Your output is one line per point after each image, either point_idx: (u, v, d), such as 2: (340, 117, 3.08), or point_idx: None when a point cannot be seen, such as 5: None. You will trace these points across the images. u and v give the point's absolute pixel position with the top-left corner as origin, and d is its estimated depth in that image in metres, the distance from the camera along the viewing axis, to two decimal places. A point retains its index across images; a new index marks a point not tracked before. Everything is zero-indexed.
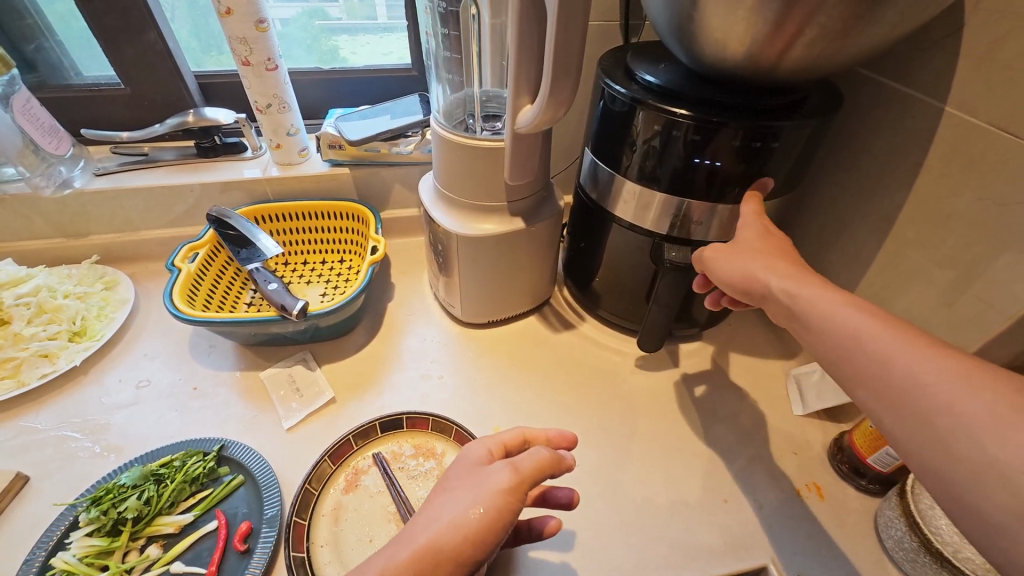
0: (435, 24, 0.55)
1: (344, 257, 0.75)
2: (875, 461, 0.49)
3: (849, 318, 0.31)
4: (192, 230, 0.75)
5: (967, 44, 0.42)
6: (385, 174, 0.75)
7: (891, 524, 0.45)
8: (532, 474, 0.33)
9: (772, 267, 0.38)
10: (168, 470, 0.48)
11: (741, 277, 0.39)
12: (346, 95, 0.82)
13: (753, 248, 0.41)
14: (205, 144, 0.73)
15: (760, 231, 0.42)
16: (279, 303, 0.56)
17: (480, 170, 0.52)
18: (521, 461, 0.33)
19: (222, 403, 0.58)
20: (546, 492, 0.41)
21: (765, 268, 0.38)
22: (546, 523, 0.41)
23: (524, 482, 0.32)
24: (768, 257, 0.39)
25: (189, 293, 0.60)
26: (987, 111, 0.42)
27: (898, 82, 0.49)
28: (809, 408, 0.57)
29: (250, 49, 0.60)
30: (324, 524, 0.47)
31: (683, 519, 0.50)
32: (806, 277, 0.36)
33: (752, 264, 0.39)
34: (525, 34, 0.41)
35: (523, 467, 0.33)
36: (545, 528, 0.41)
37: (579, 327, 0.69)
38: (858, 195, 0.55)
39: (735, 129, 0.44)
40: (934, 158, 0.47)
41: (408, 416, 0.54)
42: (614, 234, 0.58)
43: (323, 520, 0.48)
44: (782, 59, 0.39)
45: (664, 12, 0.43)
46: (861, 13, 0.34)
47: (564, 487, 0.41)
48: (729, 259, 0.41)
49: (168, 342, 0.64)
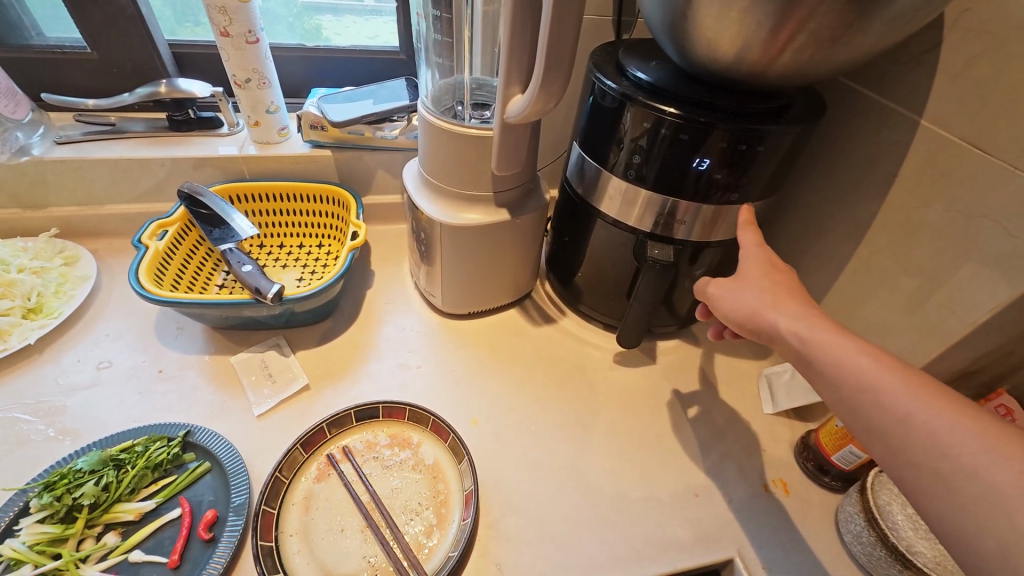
0: (427, 5, 0.53)
1: (323, 242, 0.73)
2: (839, 458, 0.51)
3: (845, 350, 0.32)
4: (161, 207, 0.72)
5: (945, 60, 0.44)
6: (367, 159, 0.73)
7: (851, 519, 0.47)
8: None
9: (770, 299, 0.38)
10: (129, 455, 0.46)
11: (744, 313, 0.39)
12: (329, 75, 0.79)
13: (755, 278, 0.40)
14: (178, 117, 0.70)
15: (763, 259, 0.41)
16: (254, 286, 0.54)
17: (468, 158, 0.51)
18: None
19: (189, 388, 0.56)
20: None
21: (766, 302, 0.38)
22: None
23: None
24: (773, 291, 0.38)
25: (156, 272, 0.57)
26: (960, 126, 0.44)
27: (878, 94, 0.50)
28: (779, 407, 0.59)
29: (229, 20, 0.57)
30: (294, 513, 0.46)
31: (655, 513, 0.51)
32: (813, 317, 0.35)
33: (758, 300, 0.38)
34: (520, 23, 0.40)
35: None
36: None
37: (559, 322, 0.69)
38: (835, 203, 0.57)
39: (721, 130, 0.45)
40: (908, 169, 0.48)
41: (384, 406, 0.54)
42: (598, 229, 0.58)
43: (294, 509, 0.47)
44: (770, 63, 0.40)
45: (658, 10, 0.43)
46: (850, 22, 0.34)
47: None
48: (733, 293, 0.40)
49: (132, 323, 0.61)
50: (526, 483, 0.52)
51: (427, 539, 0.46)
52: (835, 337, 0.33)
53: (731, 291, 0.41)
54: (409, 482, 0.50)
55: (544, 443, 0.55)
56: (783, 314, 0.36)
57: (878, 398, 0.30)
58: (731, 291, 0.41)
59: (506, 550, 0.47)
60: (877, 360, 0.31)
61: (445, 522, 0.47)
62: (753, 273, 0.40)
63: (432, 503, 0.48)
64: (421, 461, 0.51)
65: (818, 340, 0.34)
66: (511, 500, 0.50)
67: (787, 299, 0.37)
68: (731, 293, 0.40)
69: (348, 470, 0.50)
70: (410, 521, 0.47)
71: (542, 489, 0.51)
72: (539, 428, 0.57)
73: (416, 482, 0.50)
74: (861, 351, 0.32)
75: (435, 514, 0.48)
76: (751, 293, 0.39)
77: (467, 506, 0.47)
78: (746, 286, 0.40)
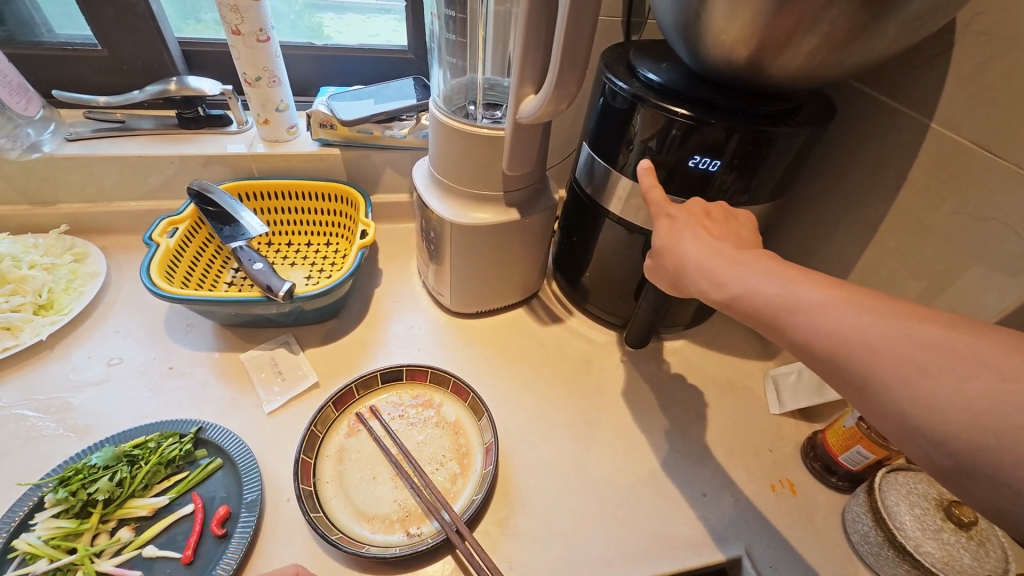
0: (439, 5, 0.54)
1: (330, 240, 0.73)
2: (846, 459, 0.51)
3: (793, 285, 0.31)
4: (170, 204, 0.72)
5: (955, 64, 0.44)
6: (376, 158, 0.73)
7: (858, 519, 0.47)
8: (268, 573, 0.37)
9: (714, 249, 0.36)
10: (142, 451, 0.46)
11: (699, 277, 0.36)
12: (336, 74, 0.79)
13: (704, 238, 0.38)
14: (187, 115, 0.70)
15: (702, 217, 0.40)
16: (265, 283, 0.55)
17: (479, 158, 0.51)
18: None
19: (200, 384, 0.56)
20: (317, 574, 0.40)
21: (718, 260, 0.35)
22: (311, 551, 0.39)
23: None
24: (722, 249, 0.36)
25: (167, 269, 0.58)
26: (971, 130, 0.44)
27: (887, 97, 0.50)
28: (785, 407, 0.60)
29: (241, 18, 0.58)
30: (329, 463, 0.50)
31: (663, 511, 0.51)
32: (763, 267, 0.33)
33: (709, 260, 0.36)
34: (535, 25, 0.41)
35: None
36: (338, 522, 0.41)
37: (566, 321, 0.70)
38: (842, 205, 0.57)
39: (732, 131, 0.45)
40: (918, 172, 0.48)
41: (408, 368, 0.57)
42: (607, 229, 0.59)
43: (328, 460, 0.50)
44: (783, 66, 0.40)
45: (671, 12, 0.43)
46: (864, 26, 0.35)
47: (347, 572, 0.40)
48: (685, 255, 0.38)
49: (142, 320, 0.62)
50: (535, 481, 0.52)
51: (452, 485, 0.50)
52: (779, 273, 0.32)
53: (678, 247, 0.38)
54: (433, 436, 0.53)
55: (552, 441, 0.56)
56: (726, 264, 0.35)
57: (832, 325, 0.28)
58: (677, 246, 0.38)
59: (515, 546, 0.47)
60: (829, 296, 0.29)
61: (468, 471, 0.51)
62: (699, 226, 0.39)
63: (455, 456, 0.52)
64: (443, 419, 0.55)
65: (759, 283, 0.32)
66: (520, 498, 0.51)
67: (729, 247, 0.36)
68: (677, 249, 0.38)
69: (376, 427, 0.53)
70: (436, 471, 0.51)
71: (551, 487, 0.52)
72: (546, 427, 0.57)
73: (439, 437, 0.53)
74: (809, 282, 0.31)
75: (459, 465, 0.51)
76: (694, 244, 0.38)
77: (487, 456, 0.51)
78: (691, 240, 0.38)
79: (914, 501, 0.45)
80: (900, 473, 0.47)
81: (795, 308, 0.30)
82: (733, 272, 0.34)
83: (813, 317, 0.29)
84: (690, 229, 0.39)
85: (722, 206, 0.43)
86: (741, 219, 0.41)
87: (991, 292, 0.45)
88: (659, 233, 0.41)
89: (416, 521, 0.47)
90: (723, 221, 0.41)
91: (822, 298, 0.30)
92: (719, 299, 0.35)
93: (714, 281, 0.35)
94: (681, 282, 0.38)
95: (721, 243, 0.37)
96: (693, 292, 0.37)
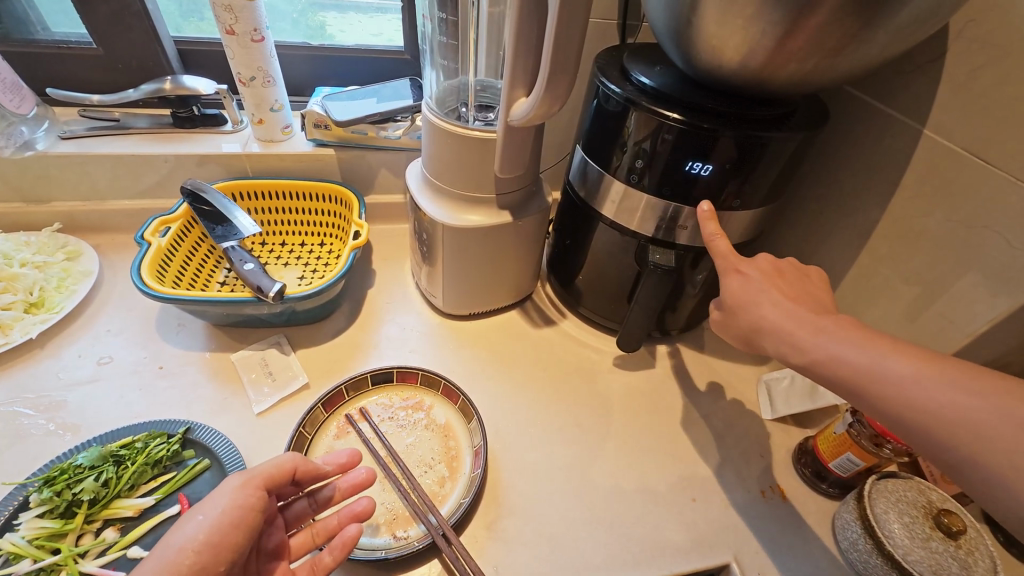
0: (432, 7, 0.54)
1: (324, 240, 0.73)
2: (836, 466, 0.51)
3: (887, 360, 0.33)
4: (163, 203, 0.72)
5: (949, 70, 0.44)
6: (371, 159, 0.73)
7: (848, 527, 0.46)
8: (266, 473, 0.38)
9: (794, 314, 0.37)
10: (128, 451, 0.46)
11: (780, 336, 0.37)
12: (334, 74, 0.79)
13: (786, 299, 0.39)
14: (182, 114, 0.70)
15: (775, 273, 0.41)
16: (255, 284, 0.54)
17: (471, 160, 0.51)
18: (255, 470, 0.38)
19: (190, 384, 0.56)
20: (342, 513, 0.43)
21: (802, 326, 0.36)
22: (355, 508, 0.43)
23: (253, 478, 0.37)
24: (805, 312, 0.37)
25: (158, 269, 0.57)
26: (963, 137, 0.44)
27: (880, 102, 0.50)
28: (777, 412, 0.59)
29: (235, 18, 0.58)
30: None
31: (654, 516, 0.51)
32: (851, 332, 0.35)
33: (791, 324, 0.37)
34: (525, 28, 0.40)
35: (254, 471, 0.38)
36: (357, 513, 0.43)
37: (559, 324, 0.69)
38: (835, 211, 0.57)
39: (723, 136, 0.45)
40: (910, 178, 0.48)
41: (398, 369, 0.57)
42: (600, 233, 0.59)
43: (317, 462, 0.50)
44: (774, 72, 0.40)
45: (663, 16, 0.43)
46: (855, 32, 0.35)
47: (362, 499, 0.44)
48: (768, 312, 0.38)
49: (134, 319, 0.62)
50: (525, 484, 0.52)
51: (440, 488, 0.50)
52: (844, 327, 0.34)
53: (756, 307, 0.39)
54: (422, 439, 0.53)
55: (543, 444, 0.56)
56: (808, 331, 0.36)
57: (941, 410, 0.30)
58: (755, 306, 0.39)
59: (500, 551, 0.47)
60: (941, 372, 0.31)
61: (457, 473, 0.51)
62: (771, 284, 0.40)
63: (443, 458, 0.52)
64: (433, 421, 0.55)
65: (851, 353, 0.34)
66: (510, 502, 0.50)
67: (810, 312, 0.37)
68: (754, 311, 0.39)
69: (365, 429, 0.53)
70: (425, 473, 0.51)
71: (541, 490, 0.52)
72: (538, 431, 0.57)
73: (428, 439, 0.53)
74: (903, 360, 0.32)
75: (447, 467, 0.51)
76: (773, 307, 0.38)
77: (476, 459, 0.51)
78: (769, 302, 0.39)
79: (903, 509, 0.45)
80: (890, 481, 0.47)
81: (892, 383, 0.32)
82: (817, 340, 0.35)
83: (916, 394, 0.31)
84: (768, 289, 0.40)
85: (794, 262, 0.43)
86: (815, 279, 0.42)
87: (984, 300, 0.45)
88: (730, 290, 0.41)
89: (403, 523, 0.46)
90: (799, 279, 0.41)
91: (924, 375, 0.31)
92: (801, 364, 0.36)
93: (796, 345, 0.36)
94: (758, 342, 0.39)
95: (800, 307, 0.38)
96: (767, 351, 0.38)
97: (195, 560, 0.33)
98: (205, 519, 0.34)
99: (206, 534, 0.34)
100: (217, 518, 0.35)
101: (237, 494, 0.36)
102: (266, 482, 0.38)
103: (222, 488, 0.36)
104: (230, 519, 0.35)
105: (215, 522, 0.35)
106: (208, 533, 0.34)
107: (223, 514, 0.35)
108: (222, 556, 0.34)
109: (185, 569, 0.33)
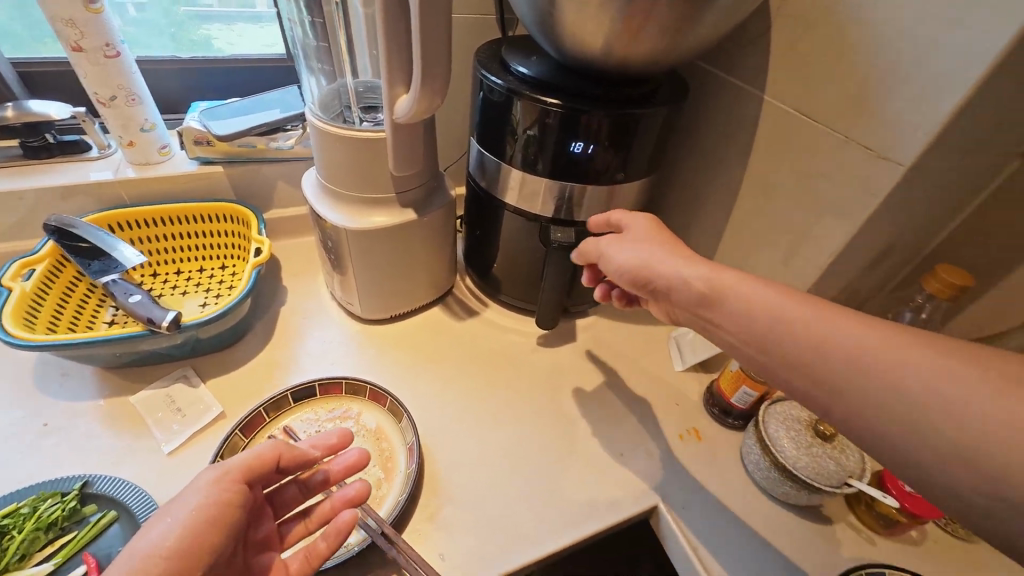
0: (299, 11, 0.53)
1: (225, 261, 0.69)
2: (737, 400, 0.57)
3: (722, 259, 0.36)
4: (25, 244, 0.64)
5: (774, 44, 0.51)
6: (266, 172, 0.70)
7: (751, 451, 0.53)
8: (241, 466, 0.37)
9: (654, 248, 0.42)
10: (13, 520, 0.41)
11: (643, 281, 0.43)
12: (212, 87, 0.75)
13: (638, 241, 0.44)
14: (33, 143, 0.63)
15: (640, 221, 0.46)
16: (144, 316, 0.50)
17: (364, 162, 0.51)
18: (231, 461, 0.37)
19: (84, 435, 0.51)
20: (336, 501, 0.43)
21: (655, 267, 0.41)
22: (348, 493, 0.43)
23: (229, 471, 0.36)
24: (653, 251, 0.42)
25: (25, 318, 0.52)
26: (792, 100, 0.50)
27: (728, 75, 0.56)
28: (686, 363, 0.65)
29: (80, 33, 0.53)
30: None
31: (588, 478, 0.54)
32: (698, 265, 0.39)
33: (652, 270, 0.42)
34: (393, 26, 0.41)
35: (228, 463, 0.37)
36: (348, 496, 0.43)
37: (482, 314, 0.71)
38: (709, 176, 0.63)
39: (600, 117, 0.49)
40: (760, 140, 0.55)
41: (321, 382, 0.56)
42: (505, 219, 0.61)
43: None
44: (629, 53, 0.44)
45: (528, 8, 0.46)
46: (687, 14, 0.39)
47: (354, 483, 0.44)
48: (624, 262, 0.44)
49: (5, 376, 0.55)
50: (464, 471, 0.53)
51: (378, 490, 0.50)
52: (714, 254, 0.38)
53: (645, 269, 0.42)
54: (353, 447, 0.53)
55: (478, 430, 0.57)
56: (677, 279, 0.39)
57: (771, 293, 0.34)
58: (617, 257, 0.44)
59: (445, 539, 0.48)
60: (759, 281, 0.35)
61: (393, 473, 0.51)
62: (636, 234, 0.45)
63: (378, 461, 0.52)
64: (363, 427, 0.54)
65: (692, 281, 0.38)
66: (450, 492, 0.51)
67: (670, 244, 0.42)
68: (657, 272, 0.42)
69: None
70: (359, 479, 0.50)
71: (481, 474, 0.53)
72: (470, 418, 0.58)
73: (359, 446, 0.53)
74: None
75: (382, 469, 0.51)
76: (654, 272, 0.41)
77: (411, 455, 0.51)
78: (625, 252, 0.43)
79: (790, 425, 0.51)
80: (778, 404, 0.54)
81: (739, 284, 0.36)
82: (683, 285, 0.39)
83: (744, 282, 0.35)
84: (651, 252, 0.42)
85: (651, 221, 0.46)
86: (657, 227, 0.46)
87: None
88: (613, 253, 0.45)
89: None
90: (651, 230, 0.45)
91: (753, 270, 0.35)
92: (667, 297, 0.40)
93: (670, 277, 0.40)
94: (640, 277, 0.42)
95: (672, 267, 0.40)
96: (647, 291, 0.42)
97: (167, 564, 0.32)
98: (177, 520, 0.33)
99: (179, 533, 0.33)
100: (189, 517, 0.33)
101: (213, 490, 0.35)
102: (241, 476, 0.37)
103: (196, 485, 0.35)
104: (204, 517, 0.34)
105: (185, 522, 0.33)
106: (182, 532, 0.33)
107: (196, 513, 0.34)
108: (201, 556, 0.33)
109: (157, 573, 0.31)
